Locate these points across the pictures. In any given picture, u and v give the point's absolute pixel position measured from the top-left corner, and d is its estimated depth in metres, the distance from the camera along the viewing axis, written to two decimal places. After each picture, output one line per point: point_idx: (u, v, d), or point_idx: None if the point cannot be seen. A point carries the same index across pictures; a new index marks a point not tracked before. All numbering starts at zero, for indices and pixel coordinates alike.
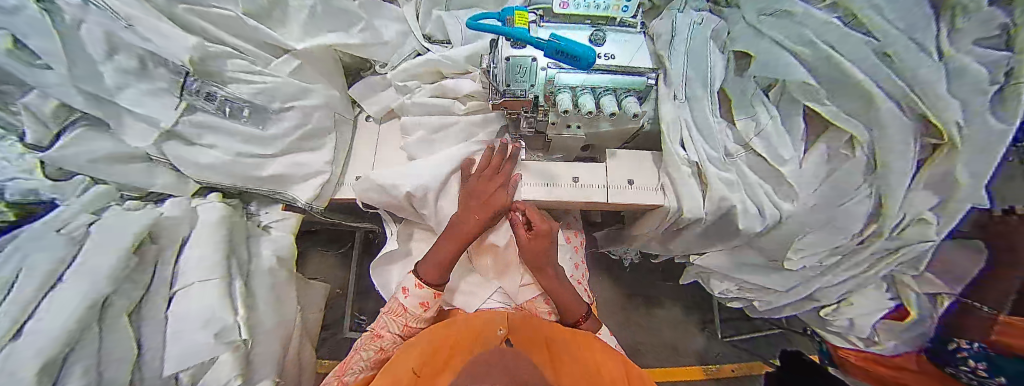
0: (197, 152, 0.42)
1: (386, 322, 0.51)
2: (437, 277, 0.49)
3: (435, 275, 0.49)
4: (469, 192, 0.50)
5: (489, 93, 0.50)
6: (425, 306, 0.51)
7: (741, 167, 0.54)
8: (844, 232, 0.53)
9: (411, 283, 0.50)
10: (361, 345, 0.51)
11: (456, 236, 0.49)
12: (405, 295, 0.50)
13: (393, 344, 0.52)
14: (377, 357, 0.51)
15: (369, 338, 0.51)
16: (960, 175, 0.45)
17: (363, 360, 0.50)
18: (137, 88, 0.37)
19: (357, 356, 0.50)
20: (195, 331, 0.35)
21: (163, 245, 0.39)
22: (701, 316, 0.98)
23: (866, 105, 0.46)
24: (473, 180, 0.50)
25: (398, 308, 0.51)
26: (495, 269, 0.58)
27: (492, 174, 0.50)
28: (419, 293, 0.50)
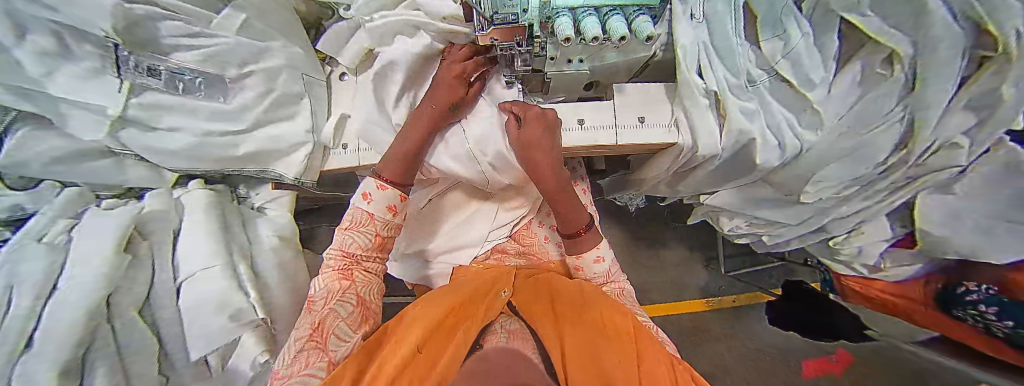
0: (162, 138, 0.38)
1: (352, 236, 0.43)
2: (398, 172, 0.44)
3: (399, 170, 0.45)
4: (432, 96, 0.44)
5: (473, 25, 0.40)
6: (394, 209, 0.45)
7: (763, 95, 0.50)
8: (868, 161, 0.50)
9: (372, 185, 0.44)
10: (334, 294, 0.41)
11: (418, 123, 0.44)
12: (369, 200, 0.44)
13: (371, 288, 0.45)
14: (357, 310, 0.42)
15: (337, 279, 0.42)
16: (1006, 93, 0.37)
17: (343, 320, 0.40)
18: (68, 73, 0.31)
19: (331, 309, 0.40)
20: (211, 317, 0.36)
21: (154, 240, 0.38)
22: (706, 252, 0.99)
23: (914, 16, 0.37)
24: (438, 74, 0.44)
25: (364, 218, 0.44)
26: (482, 166, 0.50)
27: (451, 73, 0.43)
28: (383, 194, 0.44)
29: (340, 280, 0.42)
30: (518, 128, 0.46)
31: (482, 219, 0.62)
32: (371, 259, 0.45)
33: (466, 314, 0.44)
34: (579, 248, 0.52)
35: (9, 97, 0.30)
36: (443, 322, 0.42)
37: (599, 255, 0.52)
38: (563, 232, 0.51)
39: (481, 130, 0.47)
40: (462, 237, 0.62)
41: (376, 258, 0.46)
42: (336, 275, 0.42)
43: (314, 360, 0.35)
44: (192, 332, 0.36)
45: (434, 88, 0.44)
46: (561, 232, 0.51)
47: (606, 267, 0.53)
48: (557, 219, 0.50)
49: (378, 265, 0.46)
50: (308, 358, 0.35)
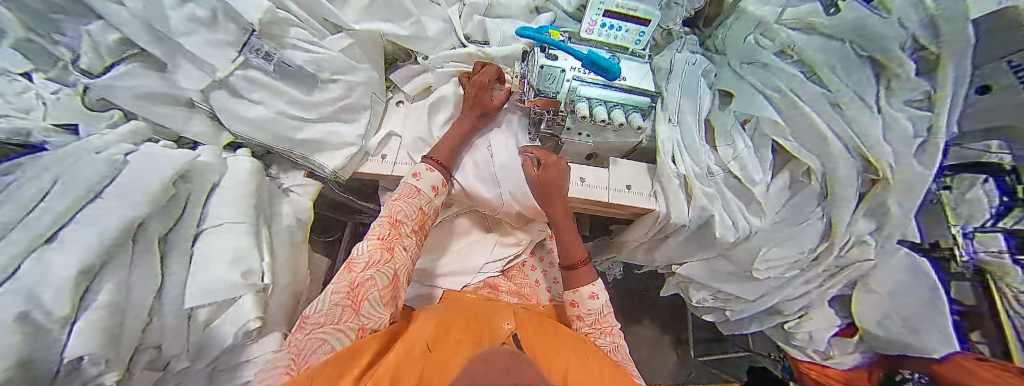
0: (243, 106, 0.44)
1: (400, 204, 0.48)
2: (447, 154, 0.54)
3: (447, 155, 0.54)
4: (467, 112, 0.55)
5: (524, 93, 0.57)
6: (436, 189, 0.52)
7: (719, 186, 0.63)
8: (802, 246, 0.62)
9: (423, 165, 0.52)
10: (375, 262, 0.44)
11: (462, 124, 0.56)
12: (418, 177, 0.51)
13: (404, 269, 0.47)
14: (389, 288, 0.44)
15: (380, 250, 0.45)
16: (893, 208, 0.55)
17: (377, 290, 0.43)
18: (200, 35, 0.40)
19: (370, 276, 0.43)
20: (222, 269, 0.36)
21: (196, 186, 0.39)
22: (676, 334, 1.02)
23: (820, 141, 0.57)
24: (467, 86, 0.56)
25: (411, 190, 0.50)
26: (500, 186, 0.58)
27: (478, 84, 0.54)
28: (431, 175, 0.52)
29: (380, 252, 0.45)
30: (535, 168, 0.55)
31: (480, 250, 0.66)
32: (410, 238, 0.49)
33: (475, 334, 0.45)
34: (578, 282, 0.58)
35: (146, 38, 0.38)
36: (445, 337, 0.44)
37: (593, 292, 0.57)
38: (563, 263, 0.59)
39: (505, 158, 0.58)
40: (459, 265, 0.64)
41: (414, 234, 0.49)
42: (378, 245, 0.46)
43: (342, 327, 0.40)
44: (197, 278, 0.35)
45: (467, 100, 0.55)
46: (562, 263, 0.59)
47: (600, 304, 0.57)
48: (561, 247, 0.59)
49: (417, 246, 0.50)
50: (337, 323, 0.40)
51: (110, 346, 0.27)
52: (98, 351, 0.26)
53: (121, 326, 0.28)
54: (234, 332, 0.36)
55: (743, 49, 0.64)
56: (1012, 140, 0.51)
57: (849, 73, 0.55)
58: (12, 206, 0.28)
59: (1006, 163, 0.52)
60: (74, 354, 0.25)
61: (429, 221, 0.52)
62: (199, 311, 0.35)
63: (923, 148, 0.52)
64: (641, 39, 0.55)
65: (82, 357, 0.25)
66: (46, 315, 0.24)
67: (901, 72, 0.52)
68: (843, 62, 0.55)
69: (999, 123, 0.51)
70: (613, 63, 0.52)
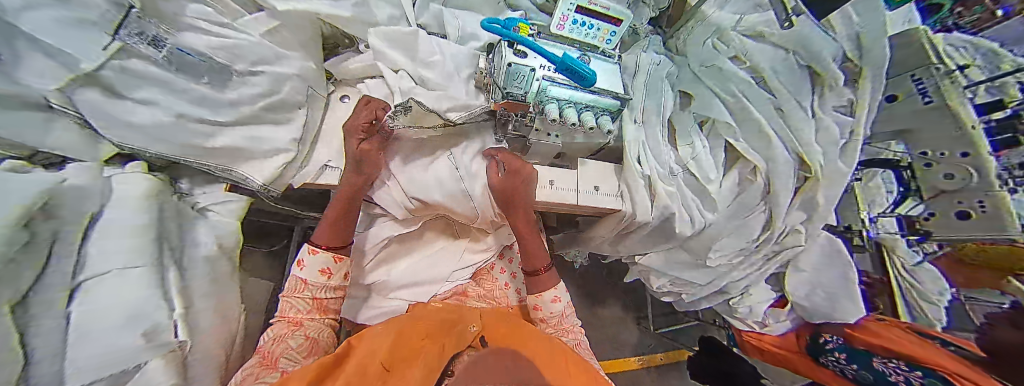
0: (126, 108, 0.34)
1: (293, 300, 0.46)
2: (329, 238, 0.46)
3: (329, 237, 0.47)
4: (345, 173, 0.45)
5: (488, 97, 0.51)
6: (328, 273, 0.47)
7: (680, 184, 0.65)
8: (747, 236, 0.68)
9: (303, 252, 0.46)
10: (278, 337, 0.42)
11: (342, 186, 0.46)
12: (302, 267, 0.46)
13: (321, 331, 0.46)
14: (306, 345, 0.43)
15: (285, 327, 0.44)
16: (820, 199, 0.61)
17: (292, 350, 0.41)
18: (48, 11, 0.28)
19: (293, 304, 0.46)
20: (116, 332, 0.28)
21: (64, 222, 0.29)
22: (636, 311, 1.08)
23: (765, 143, 0.61)
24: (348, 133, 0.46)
25: (299, 284, 0.46)
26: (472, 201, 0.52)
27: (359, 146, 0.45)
28: (315, 259, 0.46)
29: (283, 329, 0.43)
30: (497, 171, 0.51)
31: (448, 258, 0.62)
32: (313, 320, 0.46)
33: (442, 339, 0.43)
34: (539, 287, 0.58)
35: None
36: (402, 351, 0.40)
37: (556, 295, 0.57)
38: (527, 269, 0.58)
39: (463, 163, 0.51)
40: (421, 276, 0.60)
41: (321, 318, 0.47)
42: (284, 322, 0.45)
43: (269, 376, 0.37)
44: (80, 353, 0.26)
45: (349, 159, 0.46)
46: (526, 268, 0.58)
47: (561, 307, 0.57)
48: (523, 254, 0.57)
49: (330, 321, 0.48)
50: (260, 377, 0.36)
51: None
52: None
53: None
54: None
55: (702, 49, 0.63)
56: (907, 143, 0.60)
57: (791, 80, 0.59)
58: None
59: (902, 160, 0.61)
60: None
61: (336, 302, 0.49)
62: None
63: (846, 149, 0.59)
64: (612, 39, 0.53)
65: None
66: None
67: (831, 80, 0.58)
68: (787, 72, 0.59)
69: (903, 127, 0.59)
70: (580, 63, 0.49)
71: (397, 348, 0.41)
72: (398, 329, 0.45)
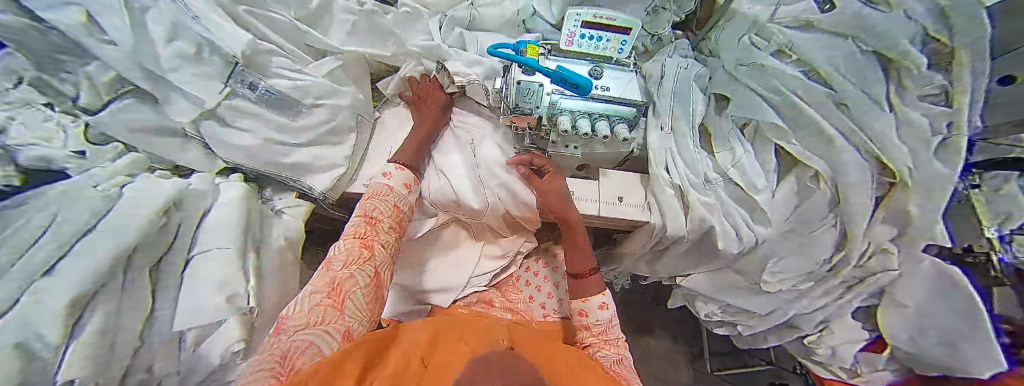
0: (230, 134, 0.46)
1: (375, 202, 0.50)
2: (410, 155, 0.55)
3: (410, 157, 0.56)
4: (420, 116, 0.57)
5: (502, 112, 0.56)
6: (408, 186, 0.54)
7: (718, 192, 0.59)
8: (815, 258, 0.57)
9: (392, 166, 0.54)
10: (351, 263, 0.45)
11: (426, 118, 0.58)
12: (389, 176, 0.53)
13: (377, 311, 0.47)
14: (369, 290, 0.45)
15: (354, 246, 0.46)
16: (913, 211, 0.49)
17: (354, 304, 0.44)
18: (190, 70, 0.43)
19: (350, 275, 0.44)
20: (207, 295, 0.38)
21: (188, 213, 0.41)
22: (690, 346, 0.96)
23: (826, 145, 0.52)
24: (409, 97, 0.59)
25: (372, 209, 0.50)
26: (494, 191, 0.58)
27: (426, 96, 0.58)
28: (400, 173, 0.54)
29: (353, 255, 0.46)
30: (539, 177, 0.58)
31: (464, 265, 0.65)
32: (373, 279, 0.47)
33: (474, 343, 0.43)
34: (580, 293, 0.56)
35: (140, 76, 0.41)
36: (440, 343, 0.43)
37: (603, 302, 0.55)
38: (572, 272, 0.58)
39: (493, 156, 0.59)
40: (442, 281, 0.65)
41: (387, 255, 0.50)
42: (352, 241, 0.47)
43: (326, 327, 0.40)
44: (183, 306, 0.37)
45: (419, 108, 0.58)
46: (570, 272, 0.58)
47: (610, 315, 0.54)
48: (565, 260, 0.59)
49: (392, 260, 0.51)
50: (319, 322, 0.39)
51: (97, 369, 0.29)
52: (88, 374, 0.28)
53: (111, 349, 0.31)
54: (221, 354, 0.38)
55: (736, 48, 0.60)
56: None
57: (854, 71, 0.49)
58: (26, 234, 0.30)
59: None
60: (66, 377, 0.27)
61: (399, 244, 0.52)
62: (187, 334, 0.37)
63: (944, 147, 0.47)
64: (624, 48, 0.54)
65: (72, 380, 0.28)
66: (42, 343, 0.27)
67: None
68: (848, 61, 0.49)
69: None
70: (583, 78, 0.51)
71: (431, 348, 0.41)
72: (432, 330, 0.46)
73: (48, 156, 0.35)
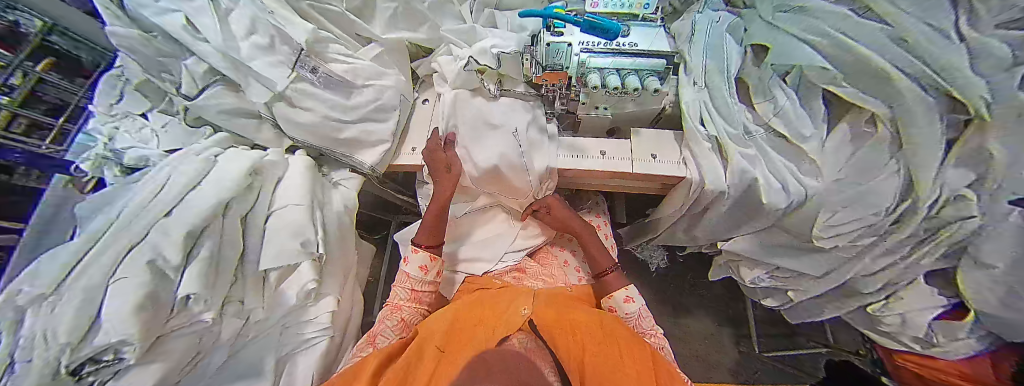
0: (295, 112, 0.53)
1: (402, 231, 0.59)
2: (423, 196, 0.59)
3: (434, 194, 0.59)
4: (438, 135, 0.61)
5: (532, 73, 0.58)
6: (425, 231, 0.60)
7: (761, 144, 0.58)
8: (876, 208, 0.52)
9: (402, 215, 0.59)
10: (394, 308, 0.57)
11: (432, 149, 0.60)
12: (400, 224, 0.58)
13: (413, 319, 0.58)
14: (410, 299, 0.58)
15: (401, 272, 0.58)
16: (995, 150, 0.43)
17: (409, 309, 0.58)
18: (265, 59, 0.48)
19: (396, 294, 0.57)
20: (287, 239, 0.44)
21: (266, 178, 0.48)
22: (735, 328, 0.92)
23: (881, 84, 0.47)
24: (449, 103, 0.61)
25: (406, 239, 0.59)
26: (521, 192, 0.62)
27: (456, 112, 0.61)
28: (413, 224, 0.59)
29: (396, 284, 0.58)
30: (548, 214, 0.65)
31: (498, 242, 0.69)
32: (409, 307, 0.58)
33: (492, 325, 0.51)
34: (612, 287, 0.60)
35: (223, 63, 0.47)
36: (459, 328, 0.51)
37: (628, 296, 0.59)
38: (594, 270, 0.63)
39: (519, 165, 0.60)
40: (475, 253, 0.69)
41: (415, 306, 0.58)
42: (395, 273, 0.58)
43: (395, 314, 0.57)
44: (268, 248, 0.43)
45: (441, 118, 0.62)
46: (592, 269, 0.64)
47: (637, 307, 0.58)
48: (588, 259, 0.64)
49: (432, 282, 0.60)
50: (390, 312, 0.57)
51: (206, 289, 0.36)
52: (200, 291, 0.35)
53: (215, 276, 0.37)
54: (295, 294, 0.43)
55: None
56: None
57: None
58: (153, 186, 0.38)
59: None
60: (184, 292, 0.34)
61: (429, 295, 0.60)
62: (270, 274, 0.43)
63: None
64: (649, 3, 0.55)
65: (190, 296, 0.35)
66: (167, 263, 0.34)
67: None
68: None
69: None
70: (613, 23, 0.51)
71: (450, 334, 0.49)
72: (455, 312, 0.54)
73: (142, 156, 0.48)
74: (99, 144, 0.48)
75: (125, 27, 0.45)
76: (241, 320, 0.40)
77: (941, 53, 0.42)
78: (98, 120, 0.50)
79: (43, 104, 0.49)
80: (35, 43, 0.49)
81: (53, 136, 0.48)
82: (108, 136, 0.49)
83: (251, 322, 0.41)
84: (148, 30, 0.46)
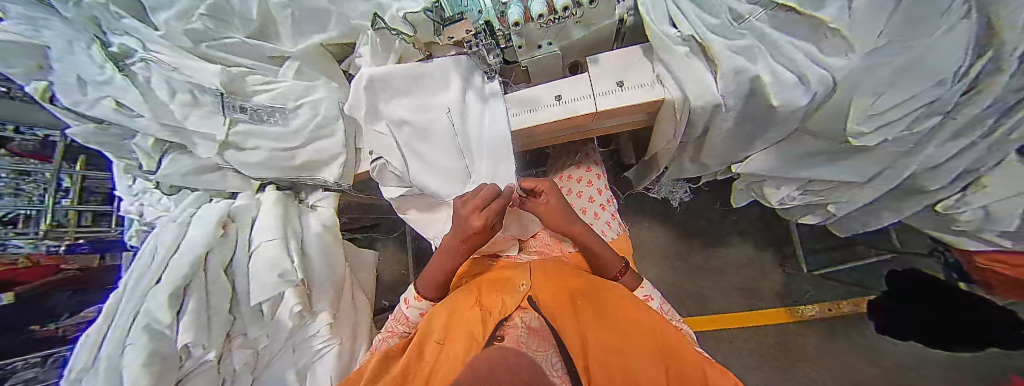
0: (246, 154, 0.54)
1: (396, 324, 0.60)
2: (433, 292, 0.58)
3: (431, 290, 0.59)
4: (461, 240, 0.53)
5: (438, 35, 0.52)
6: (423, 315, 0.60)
7: (755, 29, 0.43)
8: (943, 76, 0.37)
9: (412, 296, 0.60)
10: (398, 321, 0.61)
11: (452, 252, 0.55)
12: (408, 306, 0.60)
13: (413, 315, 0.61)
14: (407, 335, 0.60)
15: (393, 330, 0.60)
16: None
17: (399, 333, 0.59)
18: (196, 114, 0.49)
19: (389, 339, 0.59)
20: (264, 275, 0.48)
21: (240, 222, 0.52)
22: (780, 249, 0.85)
23: None
24: (461, 211, 0.51)
25: (402, 318, 0.61)
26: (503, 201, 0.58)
27: (472, 212, 0.49)
28: (418, 304, 0.60)
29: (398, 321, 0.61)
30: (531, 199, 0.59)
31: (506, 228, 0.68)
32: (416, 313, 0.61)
33: (487, 307, 0.53)
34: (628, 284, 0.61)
35: (166, 134, 0.49)
36: (460, 311, 0.53)
37: (647, 295, 0.62)
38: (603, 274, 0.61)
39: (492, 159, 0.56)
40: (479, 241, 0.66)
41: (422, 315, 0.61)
42: (394, 321, 0.61)
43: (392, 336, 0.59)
44: (253, 284, 0.48)
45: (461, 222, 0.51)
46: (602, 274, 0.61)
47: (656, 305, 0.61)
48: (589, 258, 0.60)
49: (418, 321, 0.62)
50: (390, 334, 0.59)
51: (199, 336, 0.42)
52: (195, 340, 0.42)
53: (209, 321, 0.44)
54: (288, 317, 0.51)
55: None
56: None
57: None
58: (141, 265, 0.45)
59: None
60: (180, 343, 0.41)
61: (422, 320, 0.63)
62: (263, 306, 0.49)
63: None
64: None
65: (188, 344, 0.42)
66: (160, 323, 0.40)
67: None
68: None
69: None
70: None
71: (450, 318, 0.52)
72: (452, 299, 0.57)
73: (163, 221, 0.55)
74: (137, 220, 0.58)
75: (83, 123, 0.50)
76: (250, 349, 0.48)
77: None
78: (129, 203, 0.58)
79: (94, 199, 0.60)
80: (65, 147, 0.58)
81: (115, 220, 0.62)
82: (137, 211, 0.58)
83: (259, 349, 0.49)
84: (103, 122, 0.50)
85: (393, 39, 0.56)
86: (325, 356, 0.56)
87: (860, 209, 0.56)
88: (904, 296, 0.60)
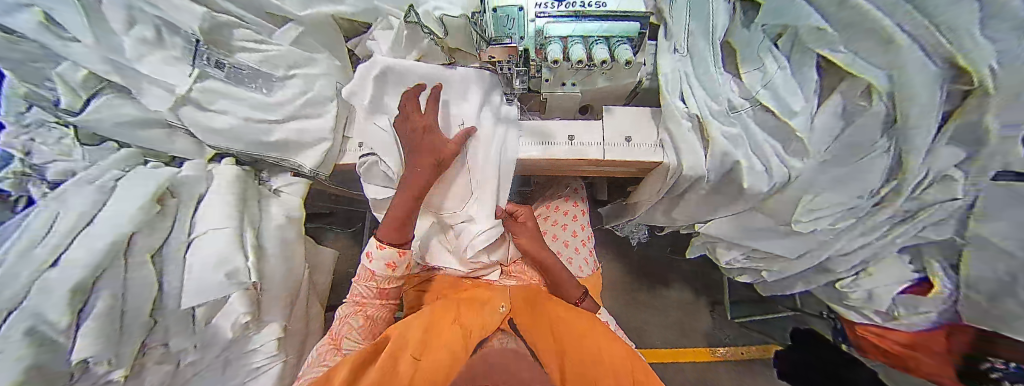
0: (211, 118, 0.45)
1: (360, 287, 0.54)
2: (396, 237, 0.51)
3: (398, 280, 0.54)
4: (419, 161, 0.49)
5: (479, 46, 0.53)
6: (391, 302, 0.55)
7: (745, 121, 0.51)
8: (860, 191, 0.49)
9: (373, 246, 0.51)
10: (344, 321, 0.53)
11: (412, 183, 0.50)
12: (371, 260, 0.51)
13: (381, 314, 0.56)
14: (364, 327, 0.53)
15: (335, 341, 0.52)
16: (992, 130, 0.38)
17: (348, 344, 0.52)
18: (157, 56, 0.42)
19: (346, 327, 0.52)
20: (208, 272, 0.40)
21: (182, 198, 0.43)
22: (711, 296, 0.98)
23: (884, 49, 0.40)
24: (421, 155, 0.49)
25: (366, 274, 0.53)
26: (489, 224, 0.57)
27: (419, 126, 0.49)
28: (382, 254, 0.51)
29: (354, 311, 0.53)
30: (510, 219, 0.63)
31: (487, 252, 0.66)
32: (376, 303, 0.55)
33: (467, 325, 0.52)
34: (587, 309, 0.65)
35: (104, 68, 0.39)
36: (432, 328, 0.51)
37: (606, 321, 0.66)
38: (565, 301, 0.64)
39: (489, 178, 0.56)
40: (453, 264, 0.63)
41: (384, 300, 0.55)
42: (351, 305, 0.54)
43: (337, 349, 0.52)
44: (191, 280, 0.40)
45: (415, 165, 0.50)
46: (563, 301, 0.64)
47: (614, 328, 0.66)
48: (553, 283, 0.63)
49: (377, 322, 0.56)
50: (332, 348, 0.52)
51: (107, 349, 0.34)
52: (98, 353, 0.33)
53: (121, 329, 0.35)
54: (230, 326, 0.43)
55: None
56: None
57: None
58: (26, 240, 0.33)
59: None
60: (77, 357, 0.32)
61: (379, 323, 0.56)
62: (196, 310, 0.41)
63: None
64: None
65: (86, 359, 0.33)
66: (51, 327, 0.31)
67: None
68: None
69: None
70: None
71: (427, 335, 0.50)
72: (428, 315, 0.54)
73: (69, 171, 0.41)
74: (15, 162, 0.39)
75: None
76: (169, 364, 0.40)
77: (949, 7, 0.35)
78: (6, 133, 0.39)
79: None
80: None
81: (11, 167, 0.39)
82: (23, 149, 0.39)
83: (182, 364, 0.42)
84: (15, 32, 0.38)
85: (421, 36, 0.52)
86: (262, 375, 0.49)
87: (801, 276, 0.66)
88: (803, 347, 0.78)
